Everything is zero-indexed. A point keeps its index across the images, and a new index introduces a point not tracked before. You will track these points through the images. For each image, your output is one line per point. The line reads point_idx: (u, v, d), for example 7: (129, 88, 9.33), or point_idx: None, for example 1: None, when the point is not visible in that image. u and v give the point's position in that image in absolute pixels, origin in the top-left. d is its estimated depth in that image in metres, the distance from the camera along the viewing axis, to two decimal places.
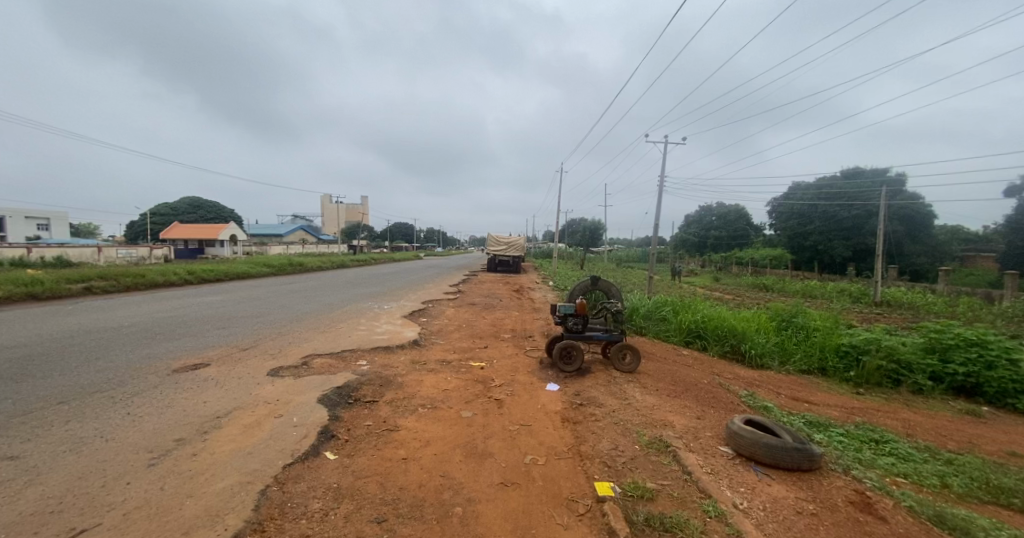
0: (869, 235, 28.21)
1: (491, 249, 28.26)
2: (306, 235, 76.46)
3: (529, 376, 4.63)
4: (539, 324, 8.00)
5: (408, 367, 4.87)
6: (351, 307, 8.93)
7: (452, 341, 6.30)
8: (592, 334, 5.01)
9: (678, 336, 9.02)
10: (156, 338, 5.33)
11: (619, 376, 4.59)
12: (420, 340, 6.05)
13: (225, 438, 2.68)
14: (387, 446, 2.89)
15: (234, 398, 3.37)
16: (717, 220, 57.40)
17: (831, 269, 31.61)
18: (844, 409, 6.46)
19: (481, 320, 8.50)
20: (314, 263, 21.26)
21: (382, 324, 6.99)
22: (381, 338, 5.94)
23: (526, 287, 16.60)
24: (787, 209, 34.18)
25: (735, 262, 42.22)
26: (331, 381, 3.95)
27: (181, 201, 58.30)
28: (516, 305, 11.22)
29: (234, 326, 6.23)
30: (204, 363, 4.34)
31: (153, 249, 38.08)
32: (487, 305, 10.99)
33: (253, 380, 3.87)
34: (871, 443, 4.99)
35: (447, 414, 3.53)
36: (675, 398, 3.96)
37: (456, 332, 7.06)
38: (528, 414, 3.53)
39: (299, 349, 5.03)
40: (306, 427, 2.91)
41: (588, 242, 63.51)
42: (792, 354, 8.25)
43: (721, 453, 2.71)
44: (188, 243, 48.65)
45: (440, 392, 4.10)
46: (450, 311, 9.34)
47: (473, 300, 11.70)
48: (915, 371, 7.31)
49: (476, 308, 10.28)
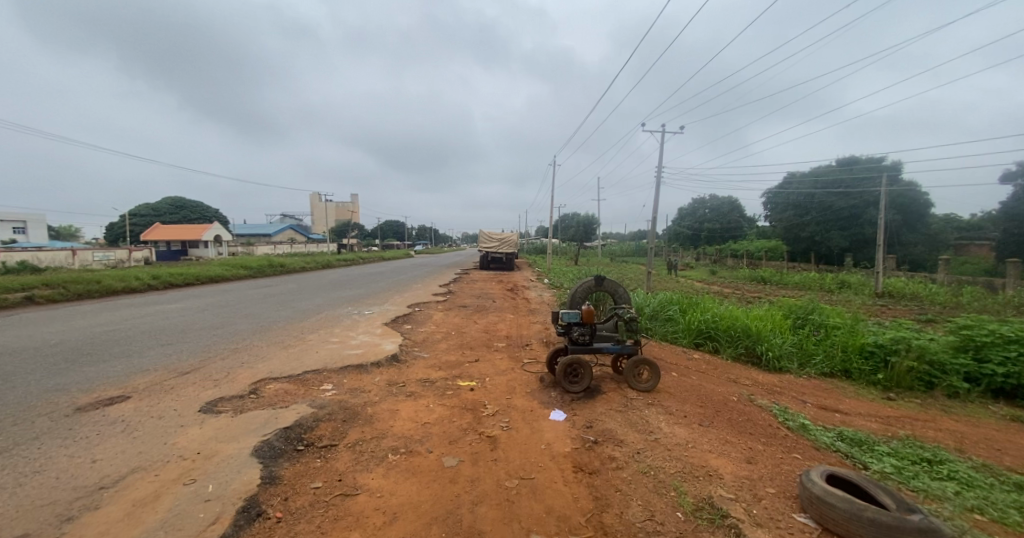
0: (867, 225, 27.84)
1: (484, 246, 27.41)
2: (295, 235, 74.92)
3: (528, 401, 3.84)
4: (536, 330, 7.22)
5: (381, 391, 4.06)
6: (327, 313, 8.09)
7: (437, 354, 5.49)
8: (601, 346, 4.23)
9: (687, 338, 8.32)
10: (80, 361, 4.44)
11: (636, 399, 3.81)
12: (400, 354, 5.23)
13: (92, 530, 1.86)
14: (337, 524, 2.08)
15: (138, 454, 2.54)
16: (711, 213, 57.03)
17: (828, 259, 31.23)
18: (877, 418, 5.73)
19: (472, 325, 7.70)
20: (299, 264, 20.30)
21: (359, 334, 6.16)
22: (355, 353, 5.11)
23: (520, 286, 15.82)
24: (783, 200, 33.72)
25: (731, 254, 41.86)
26: (278, 420, 3.12)
27: (164, 202, 56.66)
28: (510, 307, 10.42)
29: (184, 342, 5.36)
30: (123, 396, 3.48)
31: (133, 251, 36.67)
32: (480, 307, 10.19)
33: (177, 421, 3.03)
34: (925, 464, 4.24)
35: (424, 464, 2.72)
36: (710, 430, 3.19)
37: (443, 342, 6.25)
38: (530, 461, 2.73)
39: (250, 373, 4.18)
40: (221, 504, 2.09)
41: (582, 237, 62.81)
42: (812, 355, 7.56)
43: (803, 530, 1.95)
44: (171, 245, 47.19)
45: (419, 426, 3.29)
46: (438, 316, 8.51)
47: (464, 302, 10.89)
48: (949, 372, 6.60)
49: (467, 311, 9.46)
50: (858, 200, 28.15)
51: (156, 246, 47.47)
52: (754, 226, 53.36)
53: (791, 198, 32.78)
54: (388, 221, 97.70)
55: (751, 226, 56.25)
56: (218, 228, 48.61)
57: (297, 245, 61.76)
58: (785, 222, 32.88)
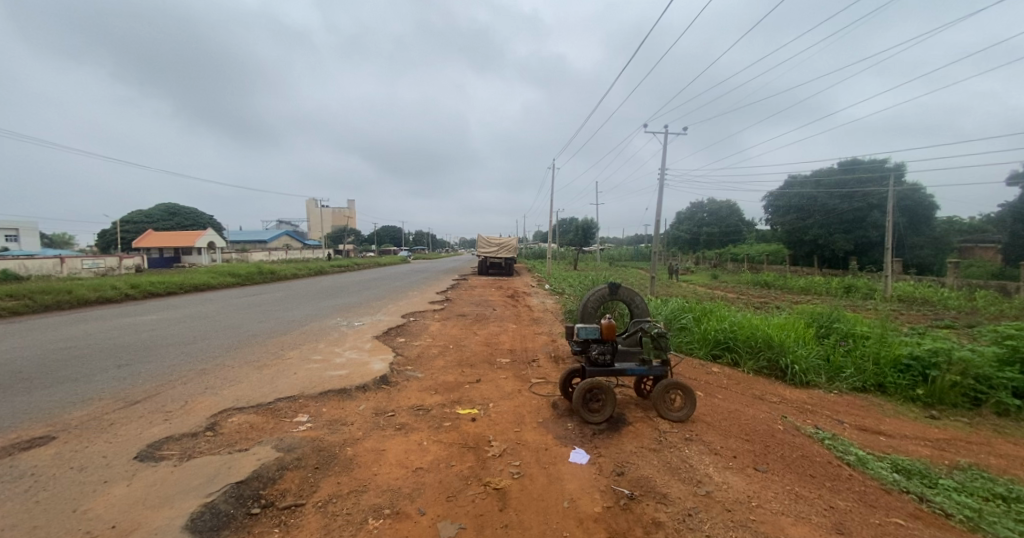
0: (871, 228, 27.44)
1: (482, 251, 26.81)
2: (291, 241, 74.14)
3: (541, 435, 3.22)
4: (542, 343, 6.60)
5: (367, 423, 3.42)
6: (315, 324, 7.48)
7: (433, 374, 4.87)
8: (624, 368, 3.62)
9: (703, 349, 7.72)
10: (15, 387, 3.79)
11: (670, 432, 3.20)
12: (390, 375, 4.59)
13: None
14: None
15: (30, 529, 1.89)
16: (709, 216, 56.69)
17: (832, 263, 30.80)
18: (926, 441, 5.12)
19: (471, 338, 7.09)
20: (291, 270, 19.64)
21: (346, 350, 5.53)
22: (339, 374, 4.48)
23: (521, 293, 15.21)
24: (785, 203, 33.33)
25: (732, 258, 41.42)
26: (232, 469, 2.48)
27: (157, 208, 55.96)
28: (512, 315, 9.79)
29: (146, 362, 4.72)
30: (47, 435, 2.84)
31: (123, 258, 35.91)
32: (479, 316, 9.57)
33: (102, 472, 2.39)
34: (1001, 503, 3.64)
35: (415, 534, 2.09)
36: (770, 478, 2.58)
37: (440, 358, 5.63)
38: (553, 529, 2.11)
39: (211, 401, 3.54)
40: None
41: (580, 242, 62.32)
42: (841, 368, 6.97)
43: None
44: (164, 252, 46.42)
45: (410, 474, 2.67)
46: (435, 327, 7.86)
47: (462, 310, 10.25)
48: (997, 388, 6.00)
49: (466, 321, 8.82)
50: (861, 202, 27.75)
51: (148, 253, 46.62)
52: (754, 229, 52.99)
53: (793, 201, 32.37)
54: (385, 227, 97.15)
55: (751, 229, 55.91)
56: (212, 234, 47.91)
57: (292, 251, 61.05)
58: (788, 225, 32.56)
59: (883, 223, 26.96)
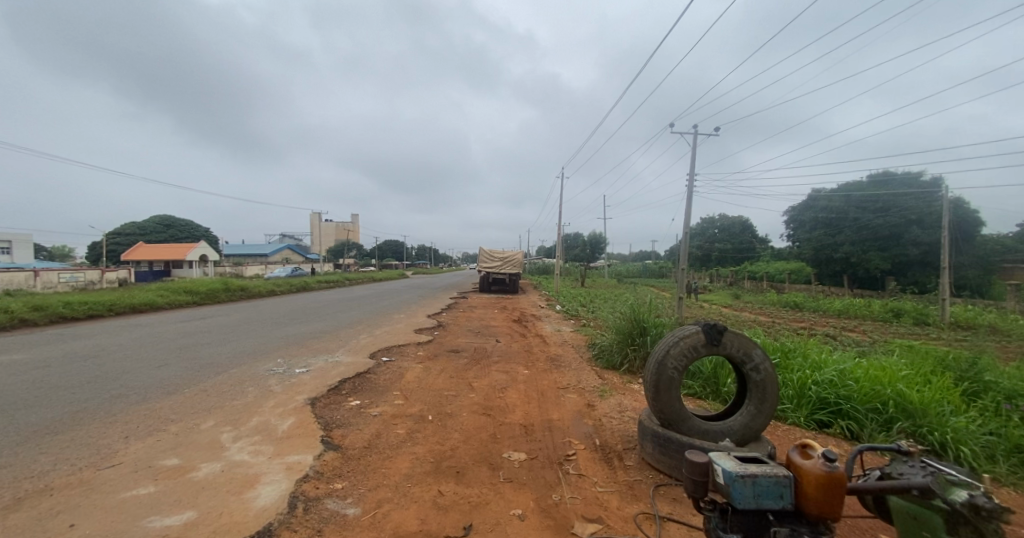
0: (910, 245, 25.13)
1: (484, 266, 24.55)
2: (291, 254, 72.36)
3: None
4: (574, 412, 4.19)
5: None
6: (235, 371, 5.07)
7: (379, 507, 2.46)
8: None
9: (801, 412, 5.21)
10: None
11: None
12: (282, 526, 2.17)
13: None
14: None
15: None
16: (720, 232, 54.69)
17: (864, 282, 28.35)
18: None
19: (463, 397, 4.69)
20: (267, 287, 17.41)
21: (242, 437, 3.14)
22: (169, 524, 2.08)
23: (528, 316, 12.84)
24: (811, 218, 31.27)
25: (749, 277, 39.05)
26: None
27: (151, 220, 54.76)
28: (520, 352, 7.37)
29: None
30: None
31: (106, 272, 33.95)
32: (478, 353, 7.14)
33: None
34: None
35: None
36: None
37: (403, 453, 3.22)
38: None
39: None
40: None
41: (586, 259, 60.16)
42: None
43: None
44: (154, 266, 44.74)
45: None
46: (413, 376, 5.47)
47: (455, 343, 7.83)
48: None
49: (459, 363, 6.40)
50: (898, 218, 25.63)
51: (137, 267, 44.71)
52: (768, 247, 50.75)
53: (820, 215, 30.33)
54: (387, 242, 95.28)
55: (764, 246, 53.79)
56: (204, 247, 46.04)
57: (289, 265, 58.97)
58: (815, 241, 30.28)
59: (923, 240, 24.70)
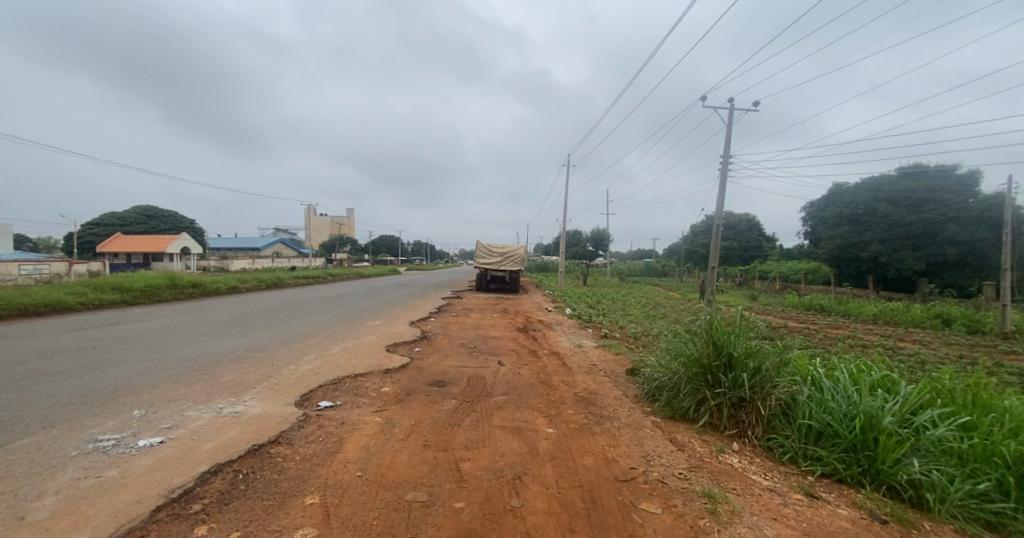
0: (946, 244, 23.04)
1: (481, 262, 22.20)
2: (281, 248, 69.74)
3: None
4: None
5: None
6: (14, 447, 2.72)
7: None
8: None
9: None
10: None
11: None
12: None
13: None
14: None
15: None
16: (726, 231, 52.63)
17: (891, 284, 26.26)
18: None
19: (436, 521, 2.31)
20: (230, 282, 15.03)
21: None
22: None
23: (535, 322, 10.58)
24: (833, 214, 28.87)
25: (761, 277, 37.00)
26: None
27: (131, 210, 52.11)
28: (533, 384, 5.06)
29: None
30: None
31: (75, 265, 31.36)
32: (472, 389, 4.75)
33: None
34: None
35: None
36: None
37: None
38: None
39: None
40: None
41: (587, 257, 57.87)
42: None
43: None
44: (133, 258, 42.18)
45: None
46: (357, 448, 3.13)
47: (441, 369, 5.53)
48: None
49: (443, 411, 4.04)
50: (933, 215, 23.57)
51: (114, 260, 42.13)
52: (777, 247, 48.69)
53: (844, 211, 27.96)
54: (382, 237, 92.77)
55: (772, 246, 51.74)
56: (185, 239, 43.38)
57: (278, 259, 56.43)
58: (838, 240, 28.10)
59: (962, 239, 22.61)
